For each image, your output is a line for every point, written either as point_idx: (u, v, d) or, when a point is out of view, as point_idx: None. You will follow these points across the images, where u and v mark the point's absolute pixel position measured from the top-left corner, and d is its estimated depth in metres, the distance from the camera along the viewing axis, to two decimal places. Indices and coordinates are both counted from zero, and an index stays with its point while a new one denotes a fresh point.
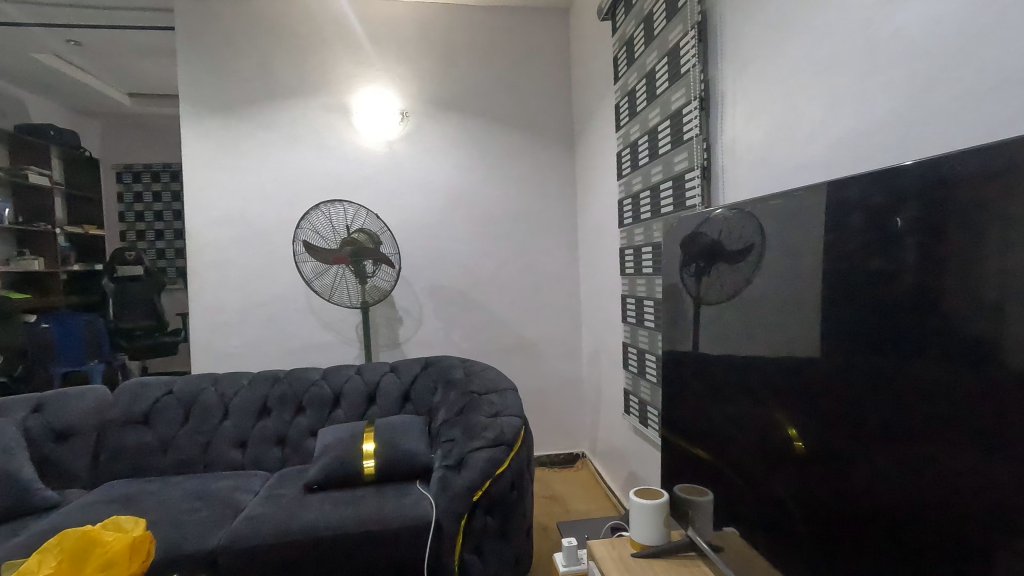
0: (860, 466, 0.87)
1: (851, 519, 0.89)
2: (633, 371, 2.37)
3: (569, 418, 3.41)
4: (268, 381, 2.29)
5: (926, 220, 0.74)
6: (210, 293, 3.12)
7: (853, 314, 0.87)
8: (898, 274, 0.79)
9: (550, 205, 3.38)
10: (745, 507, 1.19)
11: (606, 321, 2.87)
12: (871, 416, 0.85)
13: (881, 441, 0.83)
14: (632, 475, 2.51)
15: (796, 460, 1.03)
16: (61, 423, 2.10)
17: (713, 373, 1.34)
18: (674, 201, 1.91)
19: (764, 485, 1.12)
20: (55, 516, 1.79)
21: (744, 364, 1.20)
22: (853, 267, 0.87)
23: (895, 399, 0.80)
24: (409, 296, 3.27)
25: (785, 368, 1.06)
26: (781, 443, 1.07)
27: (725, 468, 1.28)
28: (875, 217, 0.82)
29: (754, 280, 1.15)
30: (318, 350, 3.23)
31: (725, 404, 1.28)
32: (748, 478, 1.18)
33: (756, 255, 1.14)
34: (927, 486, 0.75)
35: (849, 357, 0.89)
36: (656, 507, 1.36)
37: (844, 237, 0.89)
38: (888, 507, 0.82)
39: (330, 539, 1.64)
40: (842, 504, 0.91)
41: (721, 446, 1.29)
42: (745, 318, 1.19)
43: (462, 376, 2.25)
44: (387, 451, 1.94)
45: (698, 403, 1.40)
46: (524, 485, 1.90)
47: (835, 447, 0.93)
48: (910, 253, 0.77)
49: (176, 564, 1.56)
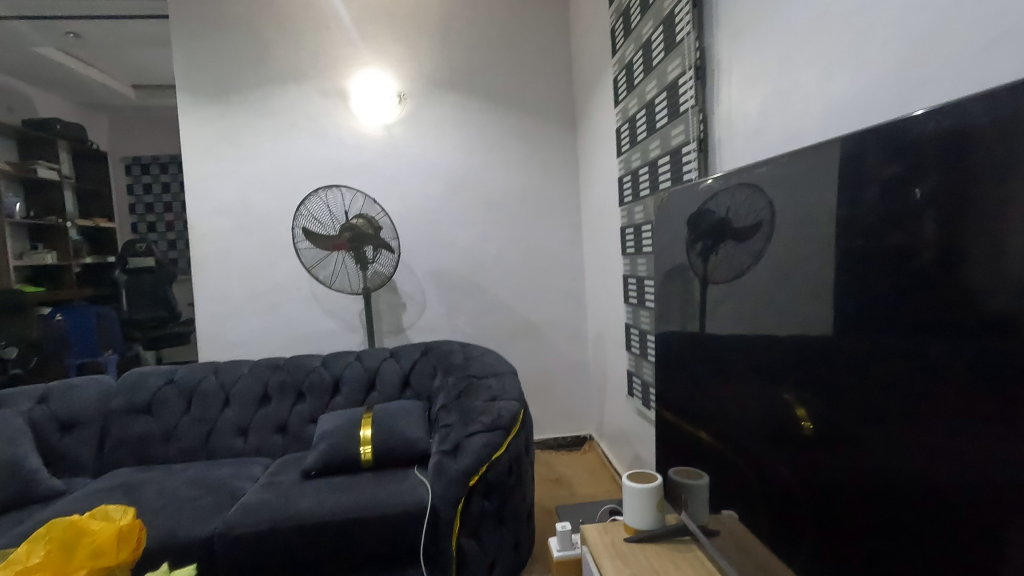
0: (868, 445, 0.83)
1: (858, 500, 0.85)
2: (635, 352, 2.32)
3: (575, 401, 3.39)
4: (268, 368, 2.29)
5: (942, 188, 0.69)
6: (214, 282, 3.13)
7: (868, 289, 0.82)
8: (915, 250, 0.73)
9: (553, 186, 3.32)
10: (747, 490, 1.14)
11: (610, 302, 2.82)
12: (880, 392, 0.80)
13: (891, 420, 0.79)
14: (638, 458, 2.49)
15: (803, 440, 0.98)
16: (66, 413, 2.13)
17: (719, 352, 1.29)
18: (672, 175, 1.85)
19: (769, 466, 1.08)
20: (58, 506, 1.81)
21: (750, 341, 1.16)
22: (869, 243, 0.81)
23: (906, 376, 0.75)
24: (412, 282, 3.25)
25: (793, 345, 1.01)
26: (787, 421, 1.03)
27: (725, 450, 1.23)
28: (890, 187, 0.77)
29: (763, 258, 1.10)
30: (323, 338, 3.23)
31: (729, 386, 1.23)
32: (751, 461, 1.14)
33: (764, 232, 1.09)
34: (936, 466, 0.71)
35: (858, 328, 0.84)
36: (651, 489, 1.31)
37: (858, 212, 0.83)
38: (896, 490, 0.78)
39: (328, 526, 1.63)
40: (847, 484, 0.88)
41: (723, 427, 1.24)
42: (753, 295, 1.14)
43: (461, 360, 2.24)
44: (386, 437, 1.94)
45: (701, 384, 1.36)
46: (524, 469, 1.88)
47: (842, 424, 0.88)
48: (929, 226, 0.71)
49: (173, 552, 1.57)
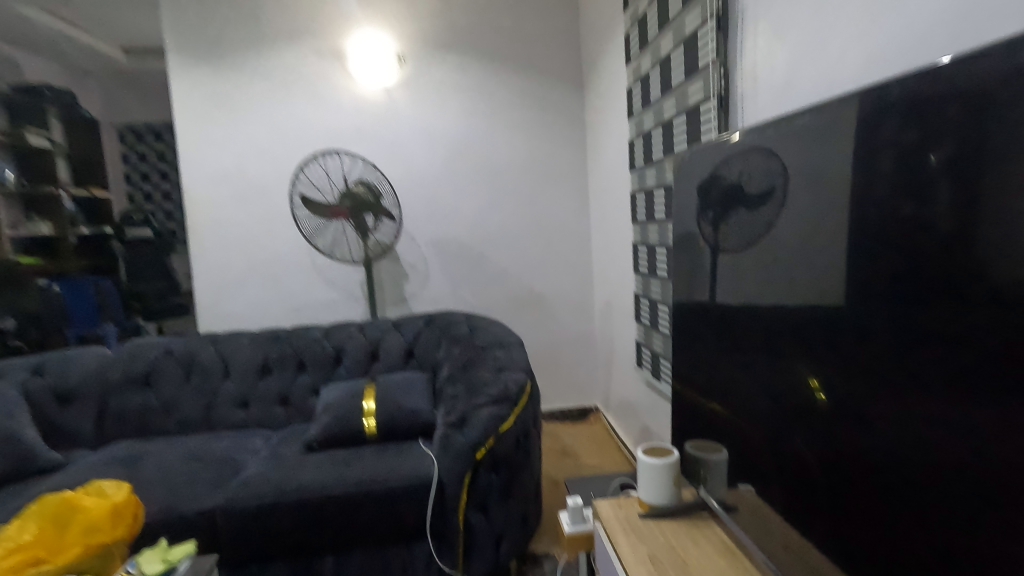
0: (880, 424, 0.77)
1: (870, 480, 0.80)
2: (645, 323, 2.25)
3: (581, 372, 3.34)
4: (268, 339, 2.23)
5: (960, 153, 0.63)
6: (211, 252, 3.06)
7: (879, 260, 0.75)
8: (929, 223, 0.67)
9: (559, 151, 3.20)
10: (762, 466, 1.08)
11: (618, 272, 2.75)
12: (887, 370, 0.75)
13: (898, 399, 0.74)
14: (646, 429, 2.45)
15: (816, 413, 0.92)
16: (63, 385, 2.08)
17: (731, 323, 1.21)
18: (688, 136, 1.74)
19: (787, 441, 1.01)
20: (56, 479, 1.77)
21: (764, 308, 1.08)
22: (882, 215, 0.74)
23: (913, 355, 0.70)
24: (414, 251, 3.16)
25: (802, 317, 0.95)
26: (801, 393, 0.96)
27: (738, 423, 1.17)
28: (908, 151, 0.70)
29: (778, 223, 1.00)
30: (325, 309, 3.17)
31: (740, 358, 1.17)
32: (766, 434, 1.07)
33: (778, 195, 1.00)
34: (943, 450, 0.67)
35: (873, 296, 0.77)
36: (667, 464, 1.24)
37: (872, 180, 0.76)
38: (903, 472, 0.74)
39: (331, 500, 1.59)
40: (859, 462, 0.82)
41: (736, 400, 1.18)
42: (767, 263, 1.05)
43: (466, 331, 2.18)
44: (389, 409, 1.89)
45: (713, 356, 1.30)
46: (531, 442, 1.83)
47: (855, 399, 0.82)
48: (944, 196, 0.65)
49: (173, 527, 1.54)
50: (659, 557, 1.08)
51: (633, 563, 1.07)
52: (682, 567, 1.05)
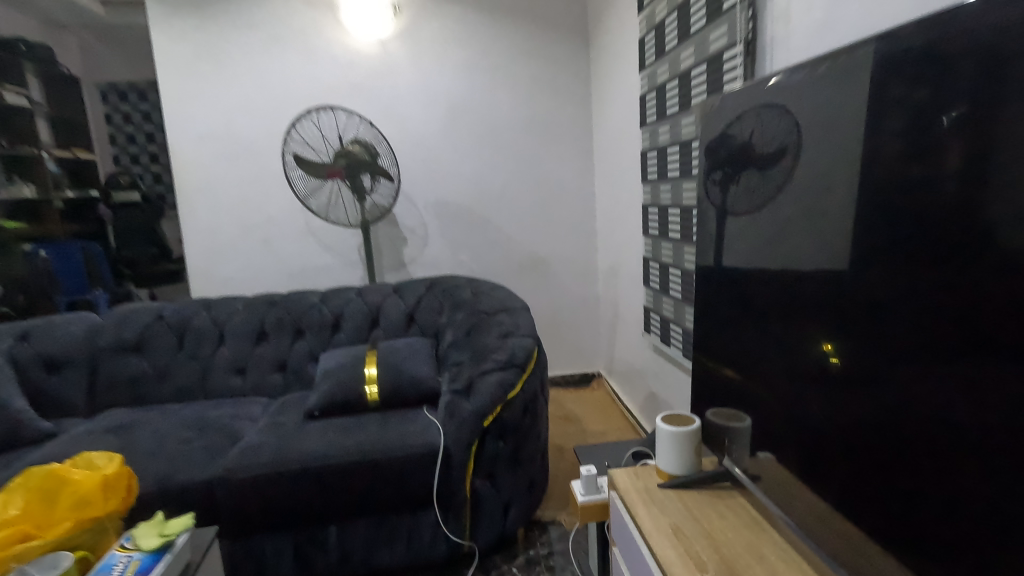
0: (895, 385, 0.77)
1: (886, 442, 0.80)
2: (654, 287, 2.18)
3: (584, 338, 3.29)
4: (263, 304, 2.15)
5: (972, 116, 0.64)
6: (201, 214, 2.94)
7: (888, 223, 0.77)
8: (938, 183, 0.69)
9: (563, 109, 3.07)
10: (779, 431, 1.05)
11: (625, 235, 2.66)
12: (895, 330, 0.77)
13: (905, 358, 0.75)
14: (653, 396, 2.40)
15: (829, 378, 0.91)
16: (51, 351, 2.00)
17: (743, 285, 1.18)
18: (707, 86, 1.63)
19: (798, 406, 0.99)
20: (48, 448, 1.71)
21: (783, 269, 1.03)
22: (894, 177, 0.76)
23: (921, 313, 0.72)
24: (412, 214, 3.06)
25: (809, 284, 0.95)
26: (812, 359, 0.95)
27: (751, 389, 1.14)
28: (915, 118, 0.72)
29: (781, 194, 1.02)
30: (321, 274, 3.08)
31: (754, 322, 1.13)
32: (778, 399, 1.05)
33: (788, 159, 1.00)
34: (955, 404, 0.68)
35: (891, 259, 0.77)
36: (687, 433, 1.18)
37: (880, 144, 0.78)
38: (913, 431, 0.75)
39: (334, 469, 1.54)
40: (875, 425, 0.82)
41: (750, 365, 1.14)
42: (778, 225, 1.04)
43: (470, 296, 2.11)
44: (392, 376, 1.83)
45: (729, 321, 1.23)
46: (539, 408, 1.78)
47: (872, 362, 0.81)
48: (954, 155, 0.67)
49: (171, 497, 1.48)
50: (683, 528, 1.04)
51: (656, 535, 1.02)
52: (707, 538, 1.00)
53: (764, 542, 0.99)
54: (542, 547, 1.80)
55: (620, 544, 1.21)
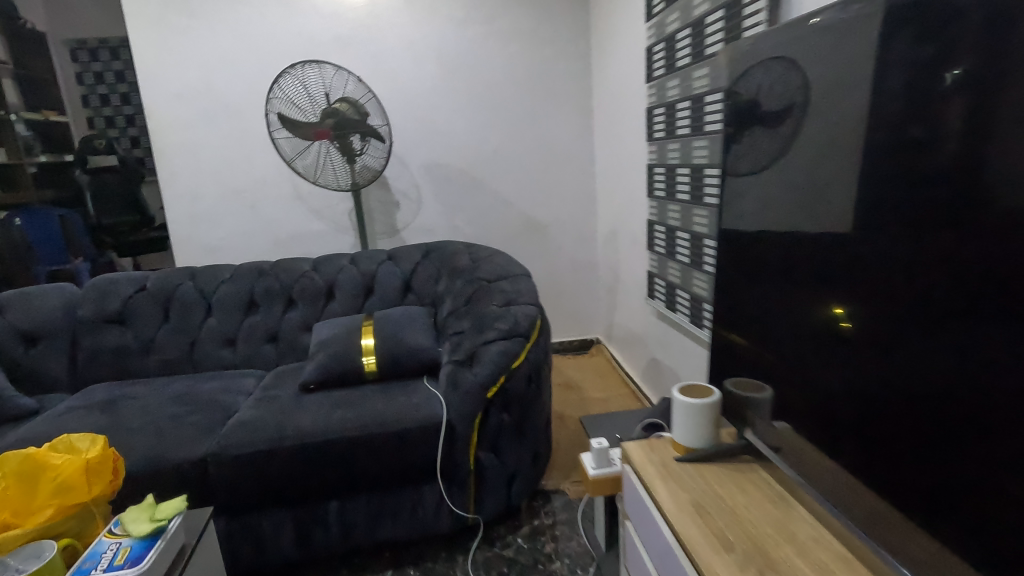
0: (898, 354, 0.76)
1: (892, 413, 0.78)
2: (659, 251, 2.11)
3: (583, 304, 3.23)
4: (251, 273, 2.05)
5: (981, 66, 0.61)
6: (182, 178, 2.80)
7: (891, 187, 0.75)
8: (939, 143, 0.67)
9: (561, 65, 2.92)
10: (795, 403, 1.00)
11: (626, 198, 2.56)
12: (896, 298, 0.75)
13: (908, 326, 0.73)
14: (655, 362, 2.36)
15: (839, 343, 0.87)
16: (28, 325, 1.90)
17: (749, 250, 1.13)
18: (725, 34, 1.52)
19: (819, 378, 0.93)
20: (31, 425, 1.64)
21: (799, 229, 0.95)
22: (896, 139, 0.74)
23: (922, 278, 0.71)
24: (405, 178, 2.93)
25: (811, 253, 0.93)
26: (821, 324, 0.91)
27: (765, 359, 1.09)
28: (917, 73, 0.70)
29: (787, 157, 0.97)
30: (311, 241, 2.96)
31: (763, 290, 1.08)
32: (790, 369, 1.01)
33: (794, 119, 0.95)
34: (961, 369, 0.66)
35: (894, 224, 0.75)
36: (706, 406, 1.13)
37: (881, 106, 0.76)
38: (919, 400, 0.73)
39: (331, 445, 1.48)
40: (884, 389, 0.79)
41: (761, 333, 1.09)
42: (774, 187, 1.01)
43: (468, 262, 2.02)
44: (389, 346, 1.76)
45: (743, 286, 1.16)
46: (543, 377, 1.71)
47: (881, 325, 0.78)
48: (955, 113, 0.65)
49: (162, 476, 1.42)
50: (705, 506, 0.98)
51: (677, 514, 0.96)
52: (731, 516, 0.95)
53: (791, 518, 0.94)
54: (546, 516, 1.77)
55: (635, 520, 1.16)
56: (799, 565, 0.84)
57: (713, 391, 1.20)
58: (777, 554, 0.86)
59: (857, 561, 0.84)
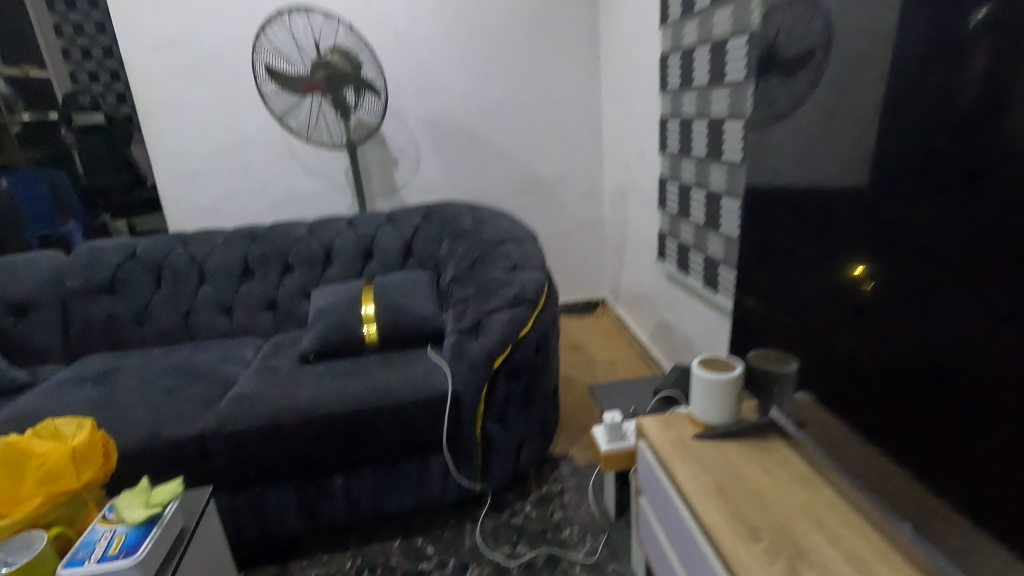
0: (916, 311, 0.73)
1: (910, 374, 0.75)
2: (671, 210, 2.01)
3: (590, 263, 3.14)
4: (245, 237, 1.96)
5: (1006, 10, 0.59)
6: (170, 137, 2.68)
7: (912, 138, 0.72)
8: (961, 89, 0.65)
9: (566, 8, 2.73)
10: (815, 373, 0.96)
11: (636, 152, 2.43)
12: (916, 252, 0.73)
13: (928, 281, 0.71)
14: (665, 324, 2.29)
15: (855, 309, 0.85)
16: (17, 295, 1.84)
17: (771, 213, 1.07)
18: None
19: (828, 341, 0.92)
20: (24, 399, 1.59)
21: (825, 188, 0.90)
22: (919, 87, 0.71)
23: (943, 231, 0.68)
24: (403, 133, 2.79)
25: (830, 212, 0.89)
26: (838, 290, 0.89)
27: (782, 328, 1.05)
28: (939, 16, 0.67)
29: (803, 106, 0.95)
30: (307, 201, 2.86)
31: (784, 256, 1.03)
32: (806, 336, 0.98)
33: (816, 65, 0.91)
34: (984, 322, 0.64)
35: (916, 176, 0.72)
36: (732, 381, 1.07)
37: (902, 53, 0.73)
38: (939, 358, 0.70)
39: (333, 418, 1.43)
40: (902, 350, 0.76)
41: (780, 301, 1.05)
42: (798, 138, 0.97)
43: (471, 224, 1.93)
44: (391, 314, 1.69)
45: (763, 252, 1.10)
46: (551, 345, 1.65)
47: (901, 283, 0.75)
48: (980, 55, 0.62)
49: (160, 454, 1.38)
50: (727, 488, 0.93)
51: (699, 497, 0.92)
52: (755, 498, 0.90)
53: (818, 499, 0.90)
54: (554, 483, 1.74)
55: (651, 494, 1.12)
56: (831, 553, 0.79)
57: (739, 364, 1.13)
58: (807, 541, 0.81)
59: (892, 548, 0.79)
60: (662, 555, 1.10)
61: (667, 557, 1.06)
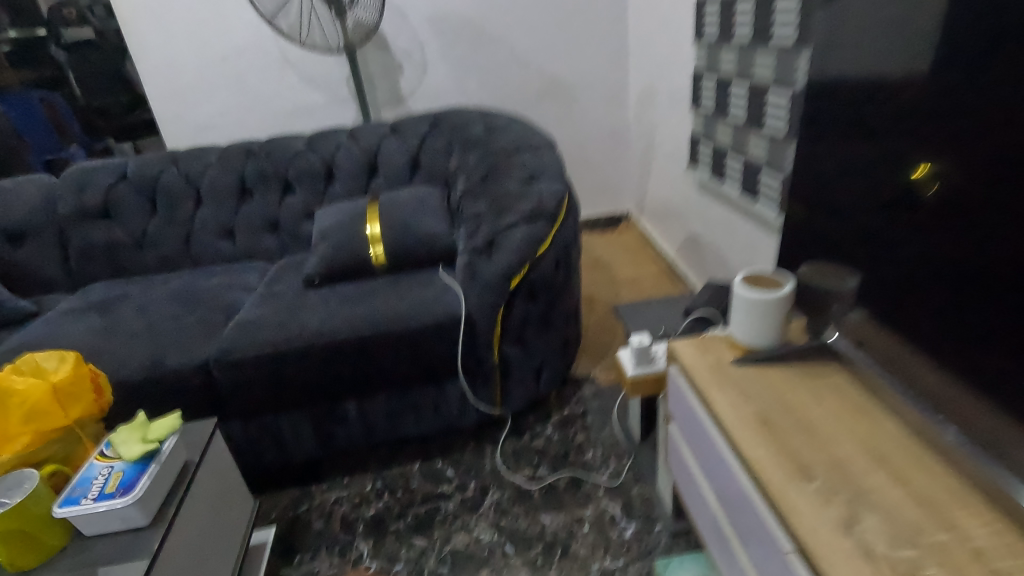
0: (1014, 208, 0.61)
1: (999, 284, 0.64)
2: (706, 109, 1.79)
3: (613, 174, 2.93)
4: (240, 154, 1.82)
5: None
6: (153, 45, 2.45)
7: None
8: None
9: None
10: (875, 290, 0.85)
11: (667, 44, 2.16)
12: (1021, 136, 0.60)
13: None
14: (694, 237, 2.14)
15: (930, 214, 0.72)
16: (10, 223, 1.76)
17: (816, 107, 0.91)
18: None
19: (890, 253, 0.80)
20: (28, 330, 1.55)
21: (878, 77, 0.78)
22: None
23: None
24: (406, 33, 2.53)
25: (898, 99, 0.75)
26: (906, 193, 0.76)
27: (828, 242, 0.93)
28: None
29: None
30: (309, 115, 2.66)
31: (831, 158, 0.89)
32: (859, 249, 0.86)
33: None
34: None
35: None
36: (777, 301, 0.94)
37: None
38: None
39: (341, 343, 1.36)
40: (990, 257, 0.65)
41: (825, 211, 0.92)
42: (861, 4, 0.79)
43: (482, 132, 1.75)
44: (398, 233, 1.57)
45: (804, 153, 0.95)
46: (572, 263, 1.53)
47: (995, 176, 0.63)
48: None
49: (166, 383, 1.33)
50: (774, 419, 0.83)
51: (744, 430, 0.82)
52: (808, 430, 0.80)
53: (881, 429, 0.79)
54: (577, 405, 1.68)
55: (681, 421, 1.04)
56: (896, 491, 0.69)
57: (790, 280, 0.99)
58: (872, 480, 0.71)
59: (970, 488, 0.69)
60: (694, 484, 1.03)
61: (700, 486, 0.99)
